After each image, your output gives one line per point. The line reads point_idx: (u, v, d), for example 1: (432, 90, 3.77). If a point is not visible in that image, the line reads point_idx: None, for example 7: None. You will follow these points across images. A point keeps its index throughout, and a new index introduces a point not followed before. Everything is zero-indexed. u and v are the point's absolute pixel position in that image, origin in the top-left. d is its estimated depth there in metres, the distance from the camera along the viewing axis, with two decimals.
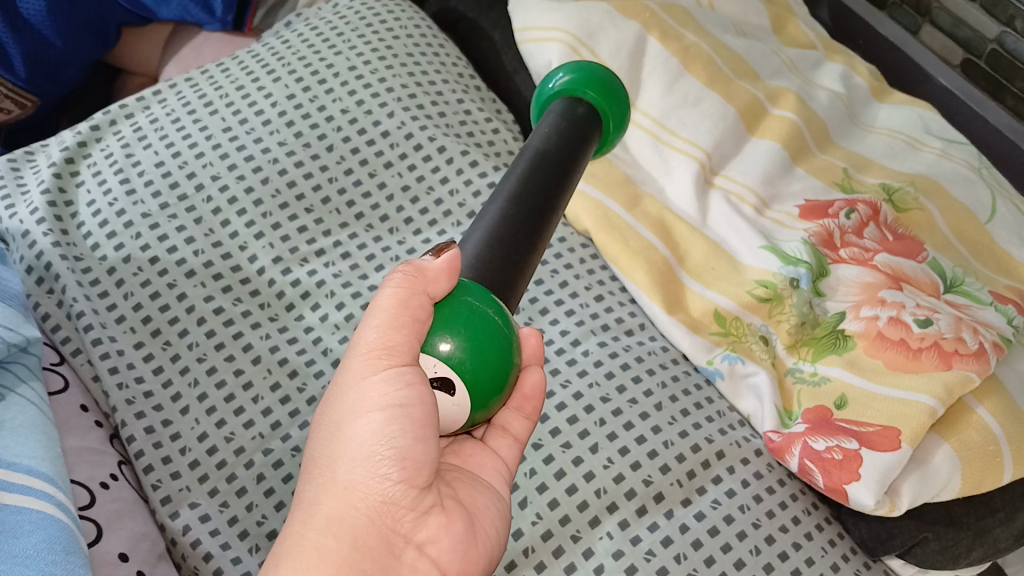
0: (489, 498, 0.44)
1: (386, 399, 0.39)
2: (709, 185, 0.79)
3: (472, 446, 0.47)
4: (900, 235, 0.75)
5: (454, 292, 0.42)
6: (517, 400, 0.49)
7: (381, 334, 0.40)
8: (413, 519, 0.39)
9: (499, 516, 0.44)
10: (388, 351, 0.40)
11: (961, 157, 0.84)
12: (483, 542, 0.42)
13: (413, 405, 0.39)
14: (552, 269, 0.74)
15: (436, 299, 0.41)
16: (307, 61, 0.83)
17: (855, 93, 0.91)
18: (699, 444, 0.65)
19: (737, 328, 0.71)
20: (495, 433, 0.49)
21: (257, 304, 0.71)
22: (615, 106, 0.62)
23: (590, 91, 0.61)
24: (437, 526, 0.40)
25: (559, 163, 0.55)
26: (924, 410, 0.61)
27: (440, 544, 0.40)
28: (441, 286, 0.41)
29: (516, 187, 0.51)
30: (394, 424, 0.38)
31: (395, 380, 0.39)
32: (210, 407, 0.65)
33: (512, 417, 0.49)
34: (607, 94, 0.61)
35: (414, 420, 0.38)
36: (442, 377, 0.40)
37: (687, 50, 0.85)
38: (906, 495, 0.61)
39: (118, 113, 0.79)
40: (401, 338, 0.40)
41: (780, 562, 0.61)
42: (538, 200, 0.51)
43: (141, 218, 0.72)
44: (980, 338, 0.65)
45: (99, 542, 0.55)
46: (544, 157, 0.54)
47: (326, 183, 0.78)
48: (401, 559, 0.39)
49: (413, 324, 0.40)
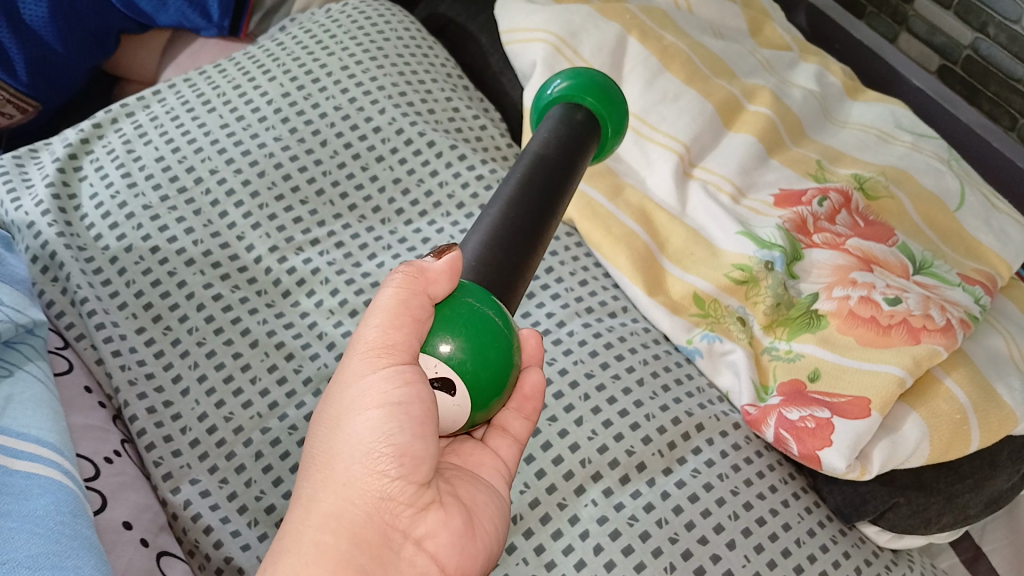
0: (488, 496, 0.45)
1: (386, 397, 0.39)
2: (688, 176, 0.83)
3: (472, 445, 0.48)
4: (871, 221, 0.78)
5: (454, 293, 0.43)
6: (517, 400, 0.49)
7: (381, 333, 0.40)
8: (411, 515, 0.39)
9: (498, 514, 0.44)
10: (388, 349, 0.40)
11: (931, 150, 0.87)
12: (482, 538, 0.42)
13: (412, 403, 0.39)
14: None
15: (436, 300, 0.42)
16: (302, 62, 0.87)
17: (829, 92, 0.95)
18: (679, 417, 0.68)
19: (715, 309, 0.74)
20: (495, 434, 0.49)
21: (254, 291, 0.74)
22: (614, 111, 0.65)
23: (589, 97, 0.64)
24: (435, 521, 0.40)
25: (557, 168, 0.56)
26: (892, 379, 0.65)
27: (438, 539, 0.40)
28: (441, 287, 0.42)
29: (515, 191, 0.53)
30: (393, 421, 0.39)
31: (395, 378, 0.40)
32: (210, 388, 0.67)
33: (512, 417, 0.50)
34: (605, 100, 0.64)
35: (413, 418, 0.39)
36: (443, 376, 0.41)
37: (666, 49, 0.88)
38: (876, 459, 0.64)
39: (119, 112, 0.82)
40: (401, 337, 0.40)
41: (758, 527, 0.63)
42: (537, 204, 0.53)
43: (142, 210, 0.75)
44: (948, 314, 0.69)
45: (104, 511, 0.58)
46: (542, 161, 0.56)
47: (320, 176, 0.81)
48: (399, 554, 0.39)
49: (413, 324, 0.41)
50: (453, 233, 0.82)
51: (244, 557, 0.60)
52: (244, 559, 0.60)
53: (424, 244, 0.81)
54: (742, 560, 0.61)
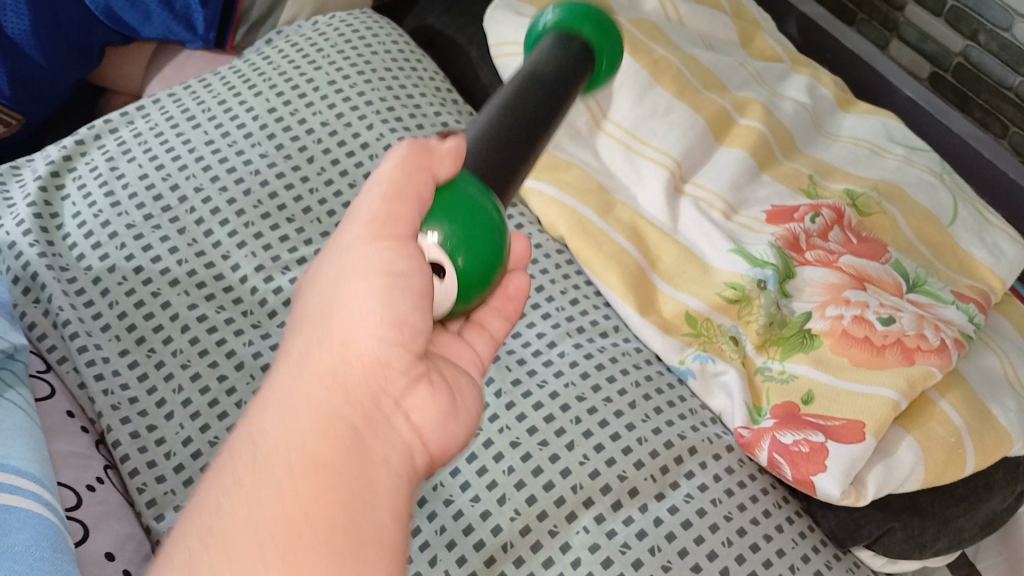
0: (468, 384, 0.43)
1: (388, 262, 0.38)
2: (679, 192, 0.82)
3: (450, 337, 0.46)
4: (863, 238, 0.78)
5: (456, 177, 0.41)
6: (499, 299, 0.49)
7: (387, 203, 0.39)
8: (404, 382, 0.37)
9: (477, 397, 0.43)
10: (393, 219, 0.38)
11: (923, 163, 0.87)
12: (465, 418, 0.41)
13: (414, 274, 0.37)
14: (528, 274, 0.76)
15: (437, 182, 0.41)
16: (288, 76, 0.85)
17: (820, 104, 0.94)
18: (672, 440, 0.67)
19: (708, 329, 0.73)
20: (472, 329, 0.48)
21: (240, 311, 0.72)
22: (608, 46, 0.59)
23: (585, 27, 0.58)
24: (425, 395, 0.38)
25: (549, 93, 0.51)
26: (886, 402, 0.64)
27: (427, 413, 0.38)
28: (446, 168, 0.41)
29: (495, 117, 0.48)
30: (394, 288, 0.37)
31: (395, 248, 0.38)
32: (194, 412, 0.66)
33: (492, 316, 0.48)
34: (603, 33, 0.58)
35: (417, 286, 0.37)
36: (434, 262, 0.39)
37: (657, 62, 0.87)
38: (871, 485, 0.63)
39: (103, 128, 0.81)
40: (406, 210, 0.39)
41: (751, 553, 0.62)
42: (522, 135, 0.48)
43: (125, 228, 0.74)
44: (942, 334, 0.68)
45: (85, 542, 0.56)
46: (533, 83, 0.51)
47: (306, 193, 0.79)
48: (391, 421, 0.36)
49: (418, 198, 0.39)
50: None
51: None
52: None
53: None
54: None
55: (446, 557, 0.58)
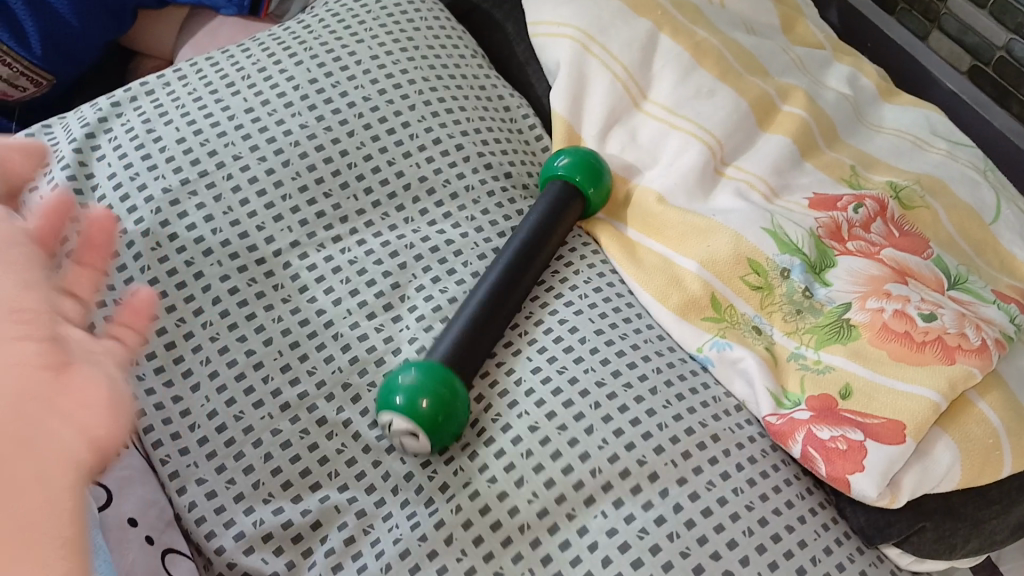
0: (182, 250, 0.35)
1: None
2: (719, 174, 0.80)
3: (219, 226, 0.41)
4: (906, 231, 0.76)
5: None
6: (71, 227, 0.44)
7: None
8: None
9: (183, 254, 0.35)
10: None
11: (966, 158, 0.86)
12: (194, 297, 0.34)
13: None
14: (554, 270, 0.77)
15: None
16: (330, 47, 0.83)
17: (862, 95, 0.92)
18: (693, 428, 0.66)
19: (731, 315, 0.72)
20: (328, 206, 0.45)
21: (271, 285, 0.71)
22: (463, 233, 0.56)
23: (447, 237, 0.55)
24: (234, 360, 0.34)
25: None
26: (927, 405, 0.63)
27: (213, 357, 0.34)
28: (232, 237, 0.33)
29: None
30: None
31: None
32: (221, 385, 0.65)
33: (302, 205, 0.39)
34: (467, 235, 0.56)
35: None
36: None
37: (699, 44, 0.86)
38: (906, 488, 0.62)
39: (138, 91, 0.78)
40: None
41: (772, 543, 0.61)
42: None
43: (162, 193, 0.72)
44: (983, 334, 0.66)
45: (108, 507, 0.55)
46: None
47: (346, 169, 0.77)
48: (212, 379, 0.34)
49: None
50: (478, 241, 0.77)
51: (248, 562, 0.59)
52: (248, 564, 0.59)
53: (450, 251, 0.76)
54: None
55: (463, 535, 0.60)
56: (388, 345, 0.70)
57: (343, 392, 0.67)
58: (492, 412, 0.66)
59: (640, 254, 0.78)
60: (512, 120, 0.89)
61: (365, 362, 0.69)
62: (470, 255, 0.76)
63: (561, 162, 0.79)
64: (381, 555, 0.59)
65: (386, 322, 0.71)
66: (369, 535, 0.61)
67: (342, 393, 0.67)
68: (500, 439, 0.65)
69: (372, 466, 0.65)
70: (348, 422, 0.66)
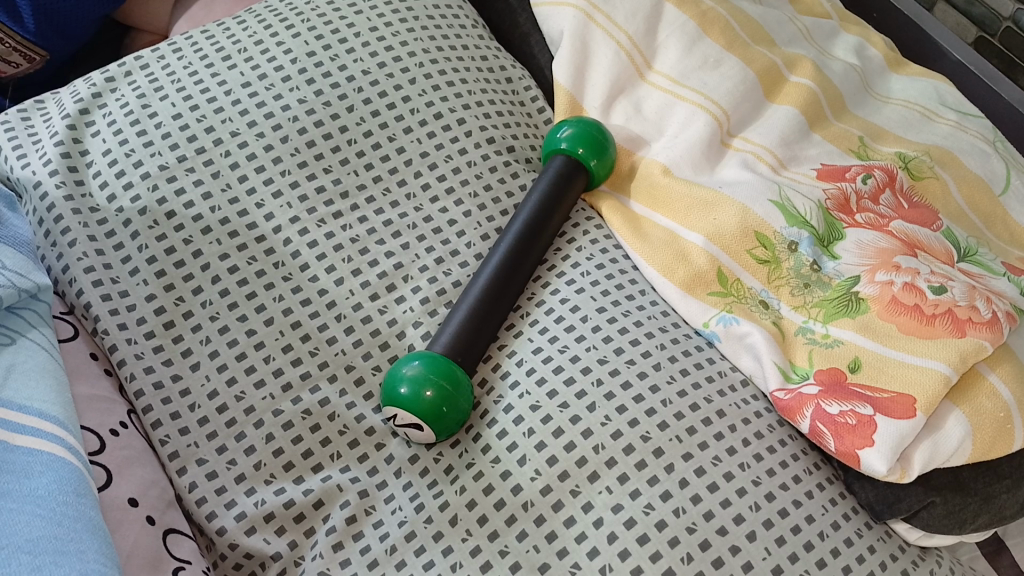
0: None
1: None
2: (726, 146, 0.79)
3: None
4: (915, 204, 0.75)
5: None
6: None
7: None
8: None
9: None
10: None
11: (976, 130, 0.84)
12: None
13: None
14: (558, 247, 0.76)
15: None
16: (327, 19, 0.81)
17: (870, 65, 0.91)
18: (698, 404, 0.65)
19: (738, 289, 0.71)
20: None
21: (271, 263, 0.69)
22: (451, 377, 0.62)
23: (433, 383, 0.61)
24: None
25: None
26: (937, 378, 0.62)
27: None
28: None
29: None
30: None
31: None
32: (221, 364, 0.64)
33: None
34: (425, 406, 0.60)
35: None
36: None
37: (705, 14, 0.85)
38: (917, 462, 0.61)
39: (134, 65, 0.77)
40: None
41: (780, 518, 0.60)
42: None
43: (158, 169, 0.70)
44: (994, 307, 0.65)
45: (108, 487, 0.55)
46: None
47: (345, 144, 0.75)
48: None
49: None
50: (480, 220, 0.76)
51: (249, 542, 0.58)
52: (251, 544, 0.58)
53: (450, 228, 0.75)
54: (762, 553, 0.58)
55: (467, 515, 0.59)
56: (392, 328, 0.70)
57: (346, 374, 0.67)
58: (493, 395, 0.66)
59: (644, 229, 0.77)
60: (514, 92, 0.88)
61: (370, 345, 0.68)
62: (473, 236, 0.75)
63: (564, 134, 0.78)
64: (386, 536, 0.59)
65: (389, 304, 0.70)
66: (372, 516, 0.60)
67: (346, 375, 0.67)
68: (503, 417, 0.64)
69: (375, 445, 0.64)
70: (352, 405, 0.65)
